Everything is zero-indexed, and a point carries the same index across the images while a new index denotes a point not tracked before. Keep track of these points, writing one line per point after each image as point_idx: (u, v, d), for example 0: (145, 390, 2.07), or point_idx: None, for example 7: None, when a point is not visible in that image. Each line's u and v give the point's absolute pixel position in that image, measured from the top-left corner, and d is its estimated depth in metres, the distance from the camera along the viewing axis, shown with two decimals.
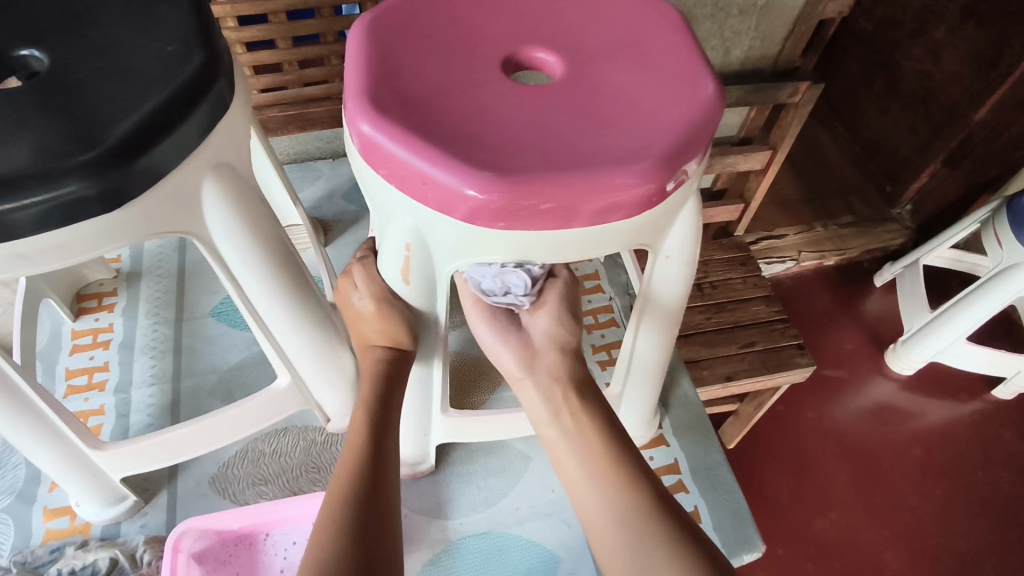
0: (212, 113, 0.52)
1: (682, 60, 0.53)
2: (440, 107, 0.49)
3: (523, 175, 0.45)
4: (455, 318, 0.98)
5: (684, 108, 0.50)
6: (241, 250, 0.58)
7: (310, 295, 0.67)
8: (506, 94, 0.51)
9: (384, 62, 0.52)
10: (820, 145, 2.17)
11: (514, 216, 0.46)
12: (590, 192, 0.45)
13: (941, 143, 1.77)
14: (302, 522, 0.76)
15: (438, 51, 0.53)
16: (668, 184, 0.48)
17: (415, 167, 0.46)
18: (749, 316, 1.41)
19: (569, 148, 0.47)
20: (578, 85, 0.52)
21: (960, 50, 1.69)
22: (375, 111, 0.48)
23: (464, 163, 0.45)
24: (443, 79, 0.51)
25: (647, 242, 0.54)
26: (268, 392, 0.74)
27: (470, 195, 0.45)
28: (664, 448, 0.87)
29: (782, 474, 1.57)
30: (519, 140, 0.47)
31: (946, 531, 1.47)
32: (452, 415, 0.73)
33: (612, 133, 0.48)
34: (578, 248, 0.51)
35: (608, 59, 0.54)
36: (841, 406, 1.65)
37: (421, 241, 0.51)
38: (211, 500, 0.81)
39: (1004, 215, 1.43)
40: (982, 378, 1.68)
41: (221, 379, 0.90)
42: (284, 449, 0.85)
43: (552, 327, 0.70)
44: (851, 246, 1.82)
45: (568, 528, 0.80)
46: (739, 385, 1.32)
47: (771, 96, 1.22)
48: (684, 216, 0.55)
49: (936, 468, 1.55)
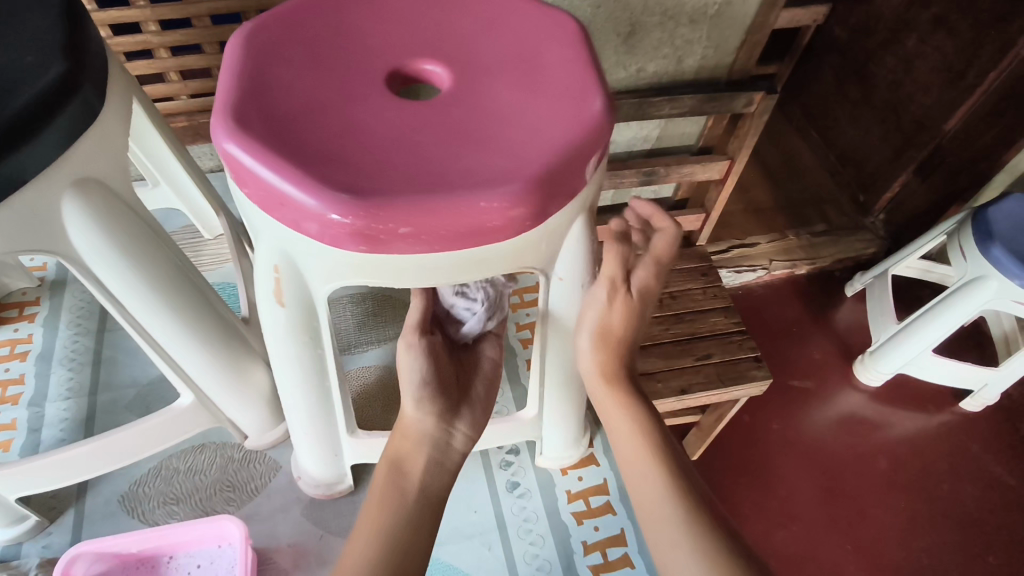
0: (75, 125, 0.50)
1: (573, 73, 0.51)
2: (308, 124, 0.46)
3: (381, 198, 0.43)
4: (386, 332, 0.95)
5: (566, 126, 0.48)
6: (119, 270, 0.56)
7: (205, 311, 0.65)
8: (384, 109, 0.48)
9: (257, 73, 0.49)
10: (795, 152, 2.14)
11: (375, 239, 0.44)
12: (455, 215, 0.43)
13: (913, 152, 1.73)
14: (205, 545, 0.72)
15: (318, 61, 0.51)
16: (542, 207, 0.45)
17: (274, 186, 0.44)
18: (706, 327, 1.32)
19: (437, 169, 0.45)
20: (461, 100, 0.49)
21: (930, 59, 1.67)
22: (236, 125, 0.45)
23: (322, 184, 0.43)
24: (317, 93, 0.49)
25: (532, 265, 0.51)
26: (170, 410, 0.72)
27: (329, 218, 0.43)
28: (593, 468, 0.86)
29: (743, 488, 1.47)
30: (385, 159, 0.45)
31: (908, 547, 1.39)
32: (360, 437, 0.71)
33: (485, 153, 0.46)
34: (453, 272, 0.48)
35: (496, 73, 0.51)
36: (810, 418, 1.56)
37: (289, 263, 0.49)
38: (120, 519, 0.78)
39: (968, 227, 1.41)
40: (950, 390, 1.62)
41: (139, 394, 0.88)
42: (200, 466, 0.82)
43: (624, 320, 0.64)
44: (823, 255, 1.79)
45: (487, 551, 0.79)
46: (694, 399, 1.24)
47: (725, 106, 1.19)
48: (574, 235, 0.53)
49: (901, 483, 1.47)
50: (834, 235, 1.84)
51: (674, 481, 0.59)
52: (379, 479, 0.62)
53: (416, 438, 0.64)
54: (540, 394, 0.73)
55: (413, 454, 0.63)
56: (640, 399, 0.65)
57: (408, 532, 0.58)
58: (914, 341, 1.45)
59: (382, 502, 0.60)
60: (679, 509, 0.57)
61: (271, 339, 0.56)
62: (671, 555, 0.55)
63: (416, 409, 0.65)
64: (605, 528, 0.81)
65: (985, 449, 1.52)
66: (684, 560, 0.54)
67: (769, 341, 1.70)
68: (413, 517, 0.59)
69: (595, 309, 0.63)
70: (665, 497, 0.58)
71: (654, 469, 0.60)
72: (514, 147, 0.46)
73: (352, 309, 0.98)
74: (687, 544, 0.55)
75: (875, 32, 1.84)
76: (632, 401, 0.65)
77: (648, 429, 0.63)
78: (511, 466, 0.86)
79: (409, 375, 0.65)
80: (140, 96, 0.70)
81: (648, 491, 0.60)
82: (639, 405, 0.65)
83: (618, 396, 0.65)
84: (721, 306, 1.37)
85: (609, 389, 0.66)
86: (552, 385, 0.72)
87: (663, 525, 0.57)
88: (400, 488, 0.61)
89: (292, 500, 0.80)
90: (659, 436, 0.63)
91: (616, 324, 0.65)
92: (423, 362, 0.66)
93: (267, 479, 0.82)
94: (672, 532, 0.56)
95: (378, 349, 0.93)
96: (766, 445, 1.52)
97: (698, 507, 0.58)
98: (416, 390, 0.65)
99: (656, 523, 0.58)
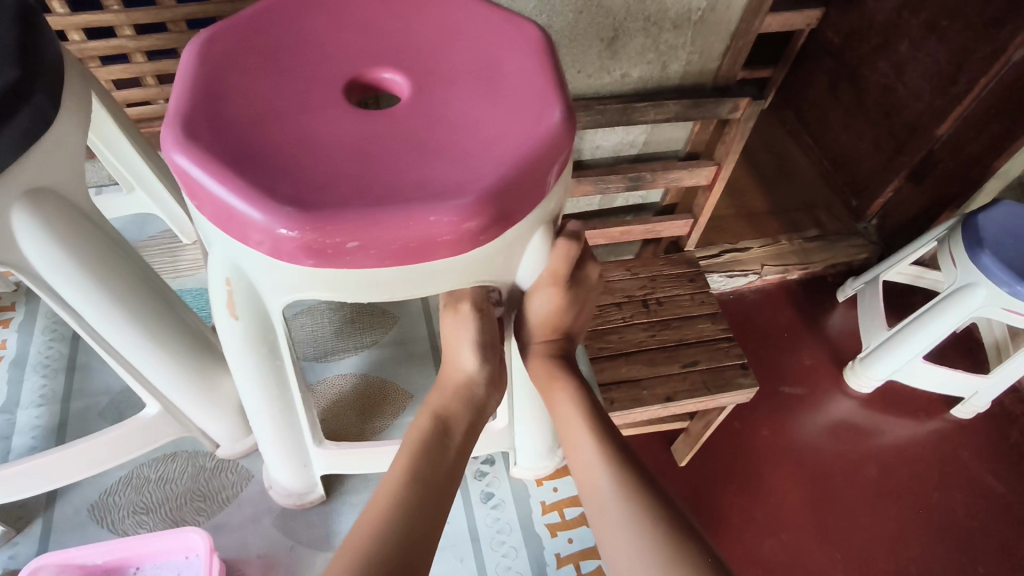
0: (27, 132, 0.49)
1: (533, 85, 0.51)
2: (259, 136, 0.46)
3: (329, 212, 0.42)
4: (364, 339, 0.95)
5: (523, 137, 0.47)
6: (75, 280, 0.56)
7: (169, 321, 0.65)
8: (339, 119, 0.48)
9: (212, 83, 0.49)
10: (789, 157, 2.13)
11: (323, 254, 0.43)
12: (403, 229, 0.43)
13: (906, 158, 1.72)
14: (171, 556, 0.70)
15: (275, 71, 0.50)
16: (495, 221, 0.45)
17: (222, 199, 0.43)
18: (694, 333, 1.27)
19: (387, 182, 0.44)
20: (418, 111, 0.49)
21: (922, 65, 1.65)
22: (186, 136, 0.45)
23: (270, 198, 0.42)
24: (271, 103, 0.48)
25: (490, 279, 0.51)
26: (136, 420, 0.72)
27: (276, 232, 0.42)
28: (568, 478, 0.86)
29: (733, 493, 1.42)
30: (336, 172, 0.44)
31: (897, 554, 1.36)
32: (326, 448, 0.71)
33: (438, 165, 0.45)
34: (405, 287, 0.47)
35: (456, 83, 0.51)
36: (802, 425, 1.54)
37: (241, 276, 0.48)
38: (89, 529, 0.77)
39: (958, 235, 1.39)
40: (941, 397, 1.60)
41: (112, 401, 0.87)
42: (171, 475, 0.81)
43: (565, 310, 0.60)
44: (816, 260, 1.78)
45: (459, 563, 0.78)
46: (680, 407, 1.19)
47: (710, 112, 1.17)
48: (534, 247, 0.52)
49: (891, 489, 1.45)
50: (827, 240, 1.82)
51: (617, 461, 0.56)
52: (418, 432, 0.58)
53: (466, 399, 0.61)
54: (512, 404, 0.73)
55: (459, 410, 0.60)
56: (580, 383, 0.62)
57: (434, 485, 0.54)
58: (904, 347, 1.44)
59: (416, 453, 0.56)
60: (620, 488, 0.54)
61: (230, 353, 0.55)
62: (614, 535, 0.52)
63: (475, 370, 0.61)
64: (579, 540, 0.81)
65: (976, 456, 1.51)
66: (626, 541, 0.51)
67: (760, 346, 1.68)
68: (442, 470, 0.55)
69: (545, 296, 0.57)
70: (606, 476, 0.55)
71: (595, 449, 0.57)
72: (467, 160, 0.45)
73: (330, 316, 0.97)
74: (629, 523, 0.52)
75: (868, 37, 1.82)
76: (570, 385, 0.62)
77: (591, 410, 0.61)
78: (487, 476, 0.85)
79: (467, 337, 0.60)
80: (94, 86, 0.69)
81: (590, 472, 0.56)
82: (580, 387, 0.62)
83: (558, 378, 0.62)
84: (708, 312, 1.31)
85: (548, 373, 0.63)
86: (522, 399, 0.72)
87: (602, 505, 0.54)
88: (440, 444, 0.57)
89: (264, 510, 0.79)
90: (601, 416, 0.60)
91: (559, 309, 0.59)
92: (483, 327, 0.60)
93: (239, 488, 0.81)
94: (615, 512, 0.53)
95: (355, 356, 0.93)
96: (756, 451, 1.49)
97: (641, 486, 0.54)
98: (475, 349, 0.61)
99: (598, 504, 0.55)
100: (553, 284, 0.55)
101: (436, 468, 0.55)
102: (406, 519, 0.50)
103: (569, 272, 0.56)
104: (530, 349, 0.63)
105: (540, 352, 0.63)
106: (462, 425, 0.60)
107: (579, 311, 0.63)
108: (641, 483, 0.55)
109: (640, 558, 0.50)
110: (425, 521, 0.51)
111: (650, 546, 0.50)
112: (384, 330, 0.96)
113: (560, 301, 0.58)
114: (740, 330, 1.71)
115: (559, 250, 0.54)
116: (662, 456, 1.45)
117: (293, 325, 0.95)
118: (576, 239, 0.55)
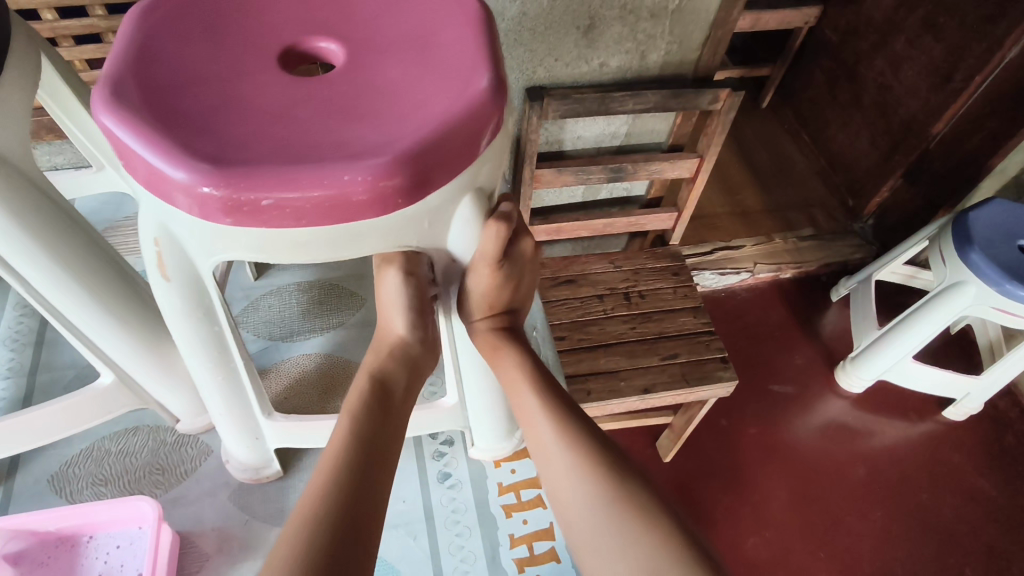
0: None
1: (465, 53, 0.51)
2: (185, 98, 0.47)
3: (244, 169, 0.43)
4: (331, 320, 0.96)
5: (446, 103, 0.48)
6: (18, 245, 0.57)
7: (118, 290, 0.66)
8: (268, 83, 0.49)
9: (146, 48, 0.50)
10: (786, 154, 2.04)
11: (239, 212, 0.44)
12: (317, 186, 0.43)
13: (901, 157, 1.65)
14: (123, 525, 0.72)
15: (212, 39, 0.51)
16: (411, 182, 0.45)
17: (140, 155, 0.44)
18: (674, 326, 1.17)
19: (306, 143, 0.45)
20: (348, 77, 0.50)
21: (918, 63, 1.58)
22: (111, 95, 0.46)
23: (187, 154, 0.43)
24: (203, 69, 0.49)
25: (415, 245, 0.51)
26: (91, 390, 0.73)
27: (190, 187, 0.43)
28: (527, 461, 0.86)
29: (715, 488, 1.35)
30: (257, 132, 0.45)
31: (883, 557, 1.27)
32: (278, 421, 0.72)
33: (359, 129, 0.46)
34: (328, 248, 0.48)
35: (389, 52, 0.52)
36: (791, 425, 1.45)
37: (168, 236, 0.49)
38: (47, 499, 0.78)
39: (948, 232, 1.32)
40: (932, 398, 1.50)
41: (79, 374, 0.88)
42: (132, 448, 0.82)
43: (500, 289, 0.60)
44: (809, 259, 1.71)
45: (412, 541, 0.78)
46: (658, 400, 1.10)
47: (690, 103, 1.12)
48: (463, 217, 0.52)
49: (880, 490, 1.36)
50: (822, 240, 1.75)
51: (558, 413, 0.56)
52: (356, 397, 0.55)
53: (402, 360, 0.59)
54: (462, 385, 0.73)
55: (395, 371, 0.58)
56: (523, 350, 0.62)
57: (379, 443, 0.52)
58: (895, 347, 1.35)
59: (356, 412, 0.53)
60: (562, 437, 0.54)
61: (166, 314, 0.55)
62: (560, 483, 0.53)
63: (404, 330, 0.60)
64: (533, 521, 0.81)
65: (968, 460, 1.41)
66: (573, 487, 0.52)
67: (750, 344, 1.59)
68: (383, 429, 0.53)
69: (478, 275, 0.57)
70: (550, 429, 0.55)
71: (537, 404, 0.57)
72: (389, 124, 0.46)
73: (298, 298, 0.98)
74: (573, 468, 0.52)
75: (865, 36, 1.74)
76: (512, 352, 0.61)
77: (534, 369, 0.60)
78: (445, 456, 0.85)
79: (396, 299, 0.59)
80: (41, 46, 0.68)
81: (534, 426, 0.56)
82: (523, 352, 0.62)
83: (501, 347, 0.62)
84: (690, 305, 1.21)
85: (490, 341, 0.62)
86: (471, 381, 0.72)
87: (547, 457, 0.54)
88: (383, 404, 0.55)
89: (221, 485, 0.80)
90: (544, 371, 0.61)
91: (494, 287, 0.59)
92: (413, 287, 0.58)
93: (198, 462, 0.82)
94: (560, 459, 0.53)
95: (322, 336, 0.93)
96: (745, 451, 1.40)
97: (582, 432, 0.55)
98: (405, 312, 0.59)
99: (543, 452, 0.55)
100: (486, 264, 0.56)
101: (378, 429, 0.52)
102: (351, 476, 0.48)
103: (500, 254, 0.55)
104: (472, 326, 0.63)
105: (481, 327, 0.63)
106: (400, 385, 0.58)
107: (516, 286, 0.63)
108: (582, 429, 0.55)
109: (585, 503, 0.51)
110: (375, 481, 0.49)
111: (593, 491, 0.51)
112: (351, 312, 0.97)
113: (493, 280, 0.58)
114: (729, 329, 1.62)
115: (488, 231, 0.53)
116: (646, 452, 1.39)
117: (261, 304, 0.97)
118: (508, 218, 0.54)
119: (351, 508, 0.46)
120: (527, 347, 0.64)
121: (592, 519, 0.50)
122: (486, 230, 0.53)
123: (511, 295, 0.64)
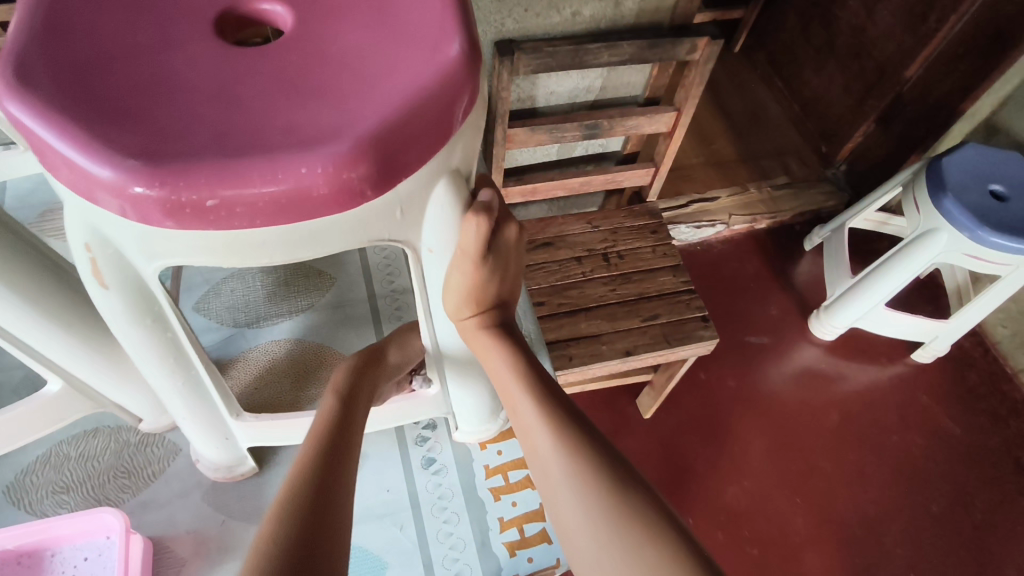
0: None
1: (429, 14, 0.45)
2: (107, 77, 0.40)
3: (180, 163, 0.37)
4: (299, 302, 0.90)
5: (412, 73, 0.42)
6: None
7: (54, 291, 0.59)
8: (204, 56, 0.42)
9: (55, 16, 0.42)
10: (761, 102, 1.99)
11: (179, 213, 0.38)
12: (268, 181, 0.37)
13: (875, 101, 1.61)
14: (90, 535, 0.68)
15: (135, 6, 0.44)
16: (374, 171, 0.40)
17: (54, 148, 0.37)
18: (654, 286, 1.14)
19: (253, 128, 0.39)
20: (299, 46, 0.43)
21: (894, 2, 1.52)
22: (12, 76, 0.39)
23: (111, 147, 0.37)
24: (127, 40, 0.42)
25: (386, 237, 0.46)
26: (37, 397, 0.67)
27: (117, 185, 0.37)
28: (512, 440, 0.83)
29: (696, 441, 1.35)
30: (195, 115, 0.39)
31: (855, 497, 1.30)
32: (247, 421, 0.68)
33: (315, 108, 0.40)
34: (284, 248, 0.42)
35: (344, 15, 0.45)
36: (768, 375, 1.45)
37: (101, 238, 0.43)
38: (5, 511, 0.73)
39: (922, 178, 1.29)
40: (902, 343, 1.52)
41: (27, 375, 0.81)
42: (92, 452, 0.77)
43: (487, 285, 0.56)
44: (783, 209, 1.68)
45: (398, 530, 0.75)
46: (640, 361, 1.07)
47: (667, 54, 1.04)
48: (441, 206, 0.47)
49: (854, 435, 1.38)
50: (796, 188, 1.72)
51: (552, 416, 0.53)
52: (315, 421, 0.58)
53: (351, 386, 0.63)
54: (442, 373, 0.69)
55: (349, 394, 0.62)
56: (519, 347, 0.59)
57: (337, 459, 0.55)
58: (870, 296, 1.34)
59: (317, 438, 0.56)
60: (557, 447, 0.51)
61: (110, 318, 0.49)
62: (557, 496, 0.51)
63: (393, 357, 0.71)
64: (522, 503, 0.79)
65: (937, 402, 1.43)
66: (570, 499, 0.50)
67: (727, 297, 1.58)
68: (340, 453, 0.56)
69: (461, 271, 0.53)
70: (545, 436, 0.52)
71: (532, 409, 0.54)
72: (349, 102, 0.40)
73: (262, 280, 0.92)
74: (570, 481, 0.50)
75: None
76: (503, 350, 0.58)
77: (527, 369, 0.57)
78: (428, 441, 0.82)
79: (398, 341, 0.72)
80: None
81: (530, 434, 0.54)
82: (516, 351, 0.59)
83: (493, 347, 0.58)
84: (671, 264, 1.17)
85: (481, 342, 0.59)
86: (455, 372, 0.68)
87: (545, 468, 0.52)
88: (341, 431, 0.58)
89: (192, 485, 0.76)
90: (538, 371, 0.57)
91: (479, 282, 0.55)
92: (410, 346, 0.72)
93: (166, 463, 0.77)
94: (556, 470, 0.51)
95: (290, 321, 0.88)
96: (724, 404, 1.40)
97: (578, 440, 0.52)
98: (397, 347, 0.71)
99: (538, 461, 0.53)
100: (469, 259, 0.51)
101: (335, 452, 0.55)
102: (317, 489, 0.51)
103: (482, 247, 0.51)
104: (462, 324, 0.59)
105: (472, 326, 0.59)
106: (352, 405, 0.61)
107: (503, 277, 0.58)
108: (579, 432, 0.52)
109: (585, 518, 0.48)
110: (331, 505, 0.50)
111: (592, 508, 0.48)
112: (321, 293, 0.91)
113: (478, 274, 0.53)
114: (705, 283, 1.60)
115: (468, 225, 0.49)
116: (627, 411, 1.38)
117: (222, 289, 0.90)
118: (489, 210, 0.49)
119: (311, 526, 0.48)
120: (513, 339, 0.60)
121: (592, 536, 0.48)
122: (466, 222, 0.49)
123: (499, 287, 0.60)
